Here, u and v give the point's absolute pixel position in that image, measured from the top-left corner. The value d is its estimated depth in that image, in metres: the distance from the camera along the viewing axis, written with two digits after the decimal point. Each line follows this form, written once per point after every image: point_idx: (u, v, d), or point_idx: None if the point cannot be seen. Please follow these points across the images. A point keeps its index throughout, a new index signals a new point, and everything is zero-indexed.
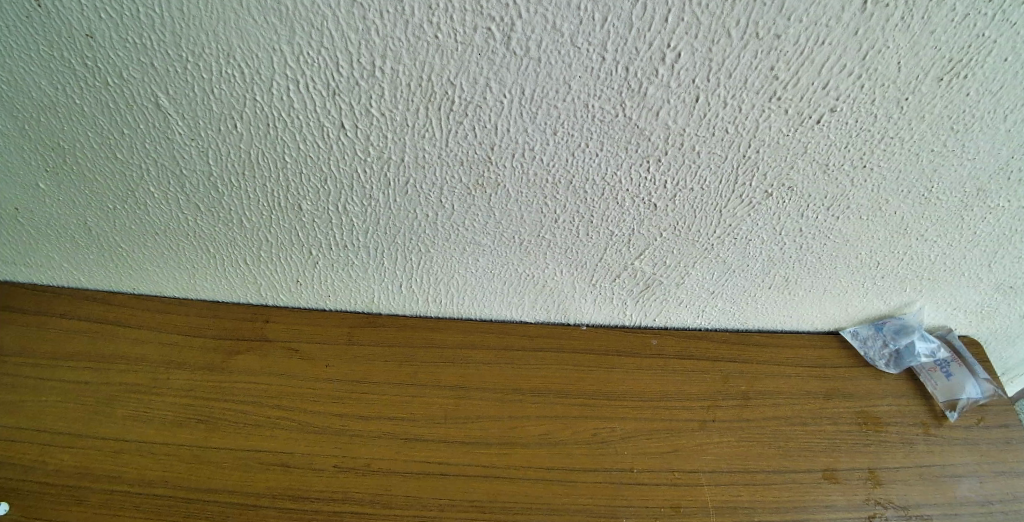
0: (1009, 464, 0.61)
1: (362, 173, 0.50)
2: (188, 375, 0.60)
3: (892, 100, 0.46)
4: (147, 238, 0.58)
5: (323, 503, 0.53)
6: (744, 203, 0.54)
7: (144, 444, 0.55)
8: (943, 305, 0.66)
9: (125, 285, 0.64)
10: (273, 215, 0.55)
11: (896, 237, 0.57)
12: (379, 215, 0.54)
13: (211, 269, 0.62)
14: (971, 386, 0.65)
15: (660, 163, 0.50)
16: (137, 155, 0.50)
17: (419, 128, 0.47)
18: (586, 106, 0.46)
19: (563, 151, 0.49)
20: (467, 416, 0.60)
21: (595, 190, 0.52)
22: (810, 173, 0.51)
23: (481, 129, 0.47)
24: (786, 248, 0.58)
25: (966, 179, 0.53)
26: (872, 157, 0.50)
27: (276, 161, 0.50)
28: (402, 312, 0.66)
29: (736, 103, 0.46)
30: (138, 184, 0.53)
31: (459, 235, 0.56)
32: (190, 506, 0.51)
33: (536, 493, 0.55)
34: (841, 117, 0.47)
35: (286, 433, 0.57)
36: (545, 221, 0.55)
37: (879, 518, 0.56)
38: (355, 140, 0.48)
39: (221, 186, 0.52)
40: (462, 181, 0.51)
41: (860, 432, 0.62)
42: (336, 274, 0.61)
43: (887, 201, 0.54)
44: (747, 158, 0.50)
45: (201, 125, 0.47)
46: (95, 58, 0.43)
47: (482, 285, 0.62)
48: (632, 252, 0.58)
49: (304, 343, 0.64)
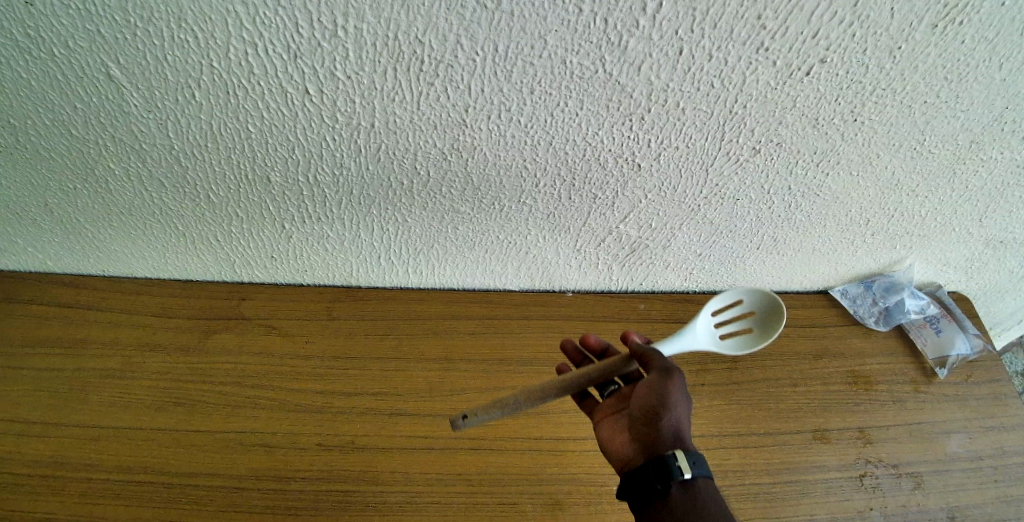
0: (998, 418, 0.62)
1: (332, 140, 0.48)
2: (164, 357, 0.59)
3: (883, 49, 0.44)
4: (111, 216, 0.56)
5: (309, 483, 0.52)
6: (731, 160, 0.52)
7: (120, 429, 0.54)
8: (933, 261, 0.65)
9: (95, 266, 0.62)
10: (241, 188, 0.52)
11: (887, 193, 0.56)
12: (353, 185, 0.52)
13: (182, 247, 0.60)
14: (960, 342, 0.65)
15: (644, 122, 0.48)
16: (92, 130, 0.47)
17: (389, 91, 0.44)
18: (564, 62, 0.43)
19: (542, 111, 0.47)
20: (454, 389, 0.59)
21: (577, 151, 0.50)
22: (798, 128, 0.49)
23: (454, 90, 0.45)
24: (774, 207, 0.57)
25: (959, 131, 0.51)
26: (863, 110, 0.48)
27: (240, 131, 0.47)
28: (383, 284, 0.65)
29: (722, 55, 0.44)
30: (96, 160, 0.50)
31: (437, 202, 0.54)
32: (171, 491, 0.51)
33: (525, 463, 0.55)
34: (831, 68, 0.45)
35: (268, 413, 0.56)
36: (526, 185, 0.53)
37: (869, 476, 0.56)
38: (321, 106, 0.45)
39: (184, 159, 0.50)
40: (437, 146, 0.49)
41: (849, 391, 0.62)
42: (312, 248, 0.59)
43: (877, 155, 0.52)
44: (734, 113, 0.48)
45: (157, 95, 0.45)
46: (36, 27, 0.40)
47: (464, 254, 0.61)
48: (617, 215, 0.57)
49: (284, 320, 0.62)
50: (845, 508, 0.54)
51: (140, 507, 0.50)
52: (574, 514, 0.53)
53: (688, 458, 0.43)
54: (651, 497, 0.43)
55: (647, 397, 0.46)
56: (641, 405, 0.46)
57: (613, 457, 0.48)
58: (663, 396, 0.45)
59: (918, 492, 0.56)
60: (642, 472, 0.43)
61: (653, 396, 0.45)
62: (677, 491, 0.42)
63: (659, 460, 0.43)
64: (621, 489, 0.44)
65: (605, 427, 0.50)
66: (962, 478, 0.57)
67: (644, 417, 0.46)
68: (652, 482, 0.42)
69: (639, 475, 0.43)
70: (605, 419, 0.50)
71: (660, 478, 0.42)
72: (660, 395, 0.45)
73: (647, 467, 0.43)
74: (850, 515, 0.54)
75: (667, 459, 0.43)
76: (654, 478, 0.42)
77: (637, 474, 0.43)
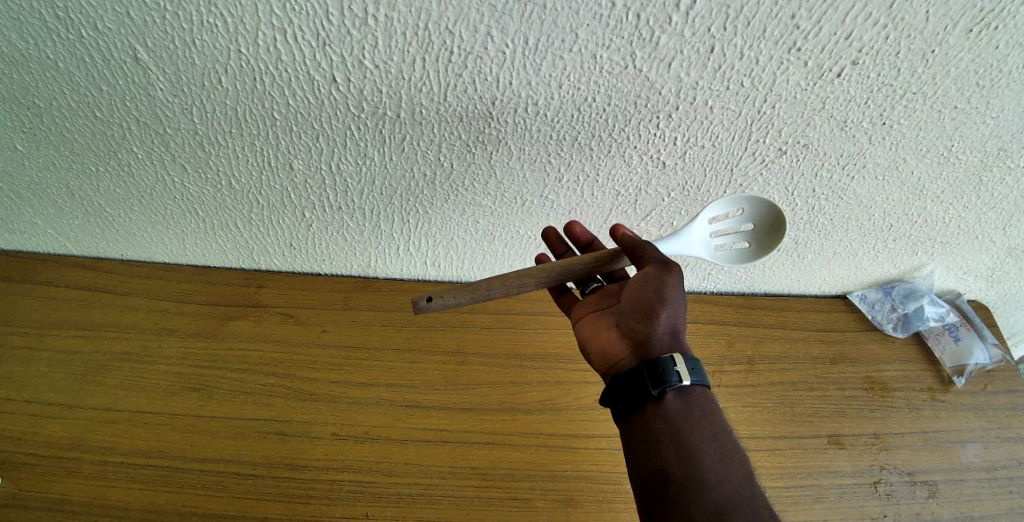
0: (1014, 429, 0.62)
1: (356, 129, 0.47)
2: (181, 343, 0.59)
3: (917, 52, 0.43)
4: (132, 200, 0.56)
5: (325, 472, 0.52)
6: (756, 161, 0.51)
7: (138, 414, 0.54)
8: (954, 268, 0.64)
9: (114, 250, 0.62)
10: (263, 174, 0.52)
11: (911, 198, 0.55)
12: (375, 175, 0.52)
13: (201, 233, 0.59)
14: (980, 350, 0.65)
15: (671, 119, 0.47)
16: (118, 113, 0.47)
17: (415, 81, 0.44)
18: (594, 57, 0.43)
19: (568, 106, 0.46)
20: (470, 382, 0.59)
21: (602, 147, 0.49)
22: (826, 130, 0.49)
23: (481, 82, 0.44)
24: (796, 209, 0.56)
25: (988, 138, 0.50)
26: (893, 114, 0.48)
27: (265, 118, 0.47)
28: (399, 275, 0.65)
29: (753, 54, 0.43)
30: (120, 143, 0.50)
31: (458, 195, 0.54)
32: (187, 476, 0.51)
33: (539, 459, 0.55)
34: (863, 70, 0.44)
35: (285, 401, 0.56)
36: (548, 180, 0.52)
37: (884, 482, 0.56)
38: (347, 95, 0.45)
39: (207, 144, 0.50)
40: (461, 138, 0.48)
41: (864, 397, 0.62)
42: (330, 237, 0.59)
43: (904, 160, 0.52)
44: (762, 113, 0.47)
45: (183, 80, 0.44)
46: (67, 9, 0.40)
47: (482, 248, 0.61)
48: (638, 213, 0.57)
49: (300, 309, 0.62)
50: (859, 513, 0.54)
51: (157, 491, 0.50)
52: (586, 512, 0.52)
53: (684, 363, 0.44)
54: (644, 401, 0.44)
55: (645, 283, 0.46)
56: (637, 296, 0.46)
57: (598, 344, 0.48)
58: (661, 297, 0.45)
59: (932, 501, 0.56)
60: (637, 373, 0.44)
61: (651, 287, 0.46)
62: (670, 396, 0.44)
63: (655, 362, 0.44)
64: (608, 392, 0.45)
65: (590, 320, 0.50)
66: (977, 488, 0.57)
67: (641, 302, 0.46)
68: (647, 387, 0.43)
69: (633, 378, 0.44)
70: (589, 318, 0.51)
71: (655, 381, 0.43)
72: (657, 287, 0.46)
73: (641, 367, 0.44)
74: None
75: (664, 362, 0.43)
76: (649, 381, 0.43)
77: (631, 376, 0.44)
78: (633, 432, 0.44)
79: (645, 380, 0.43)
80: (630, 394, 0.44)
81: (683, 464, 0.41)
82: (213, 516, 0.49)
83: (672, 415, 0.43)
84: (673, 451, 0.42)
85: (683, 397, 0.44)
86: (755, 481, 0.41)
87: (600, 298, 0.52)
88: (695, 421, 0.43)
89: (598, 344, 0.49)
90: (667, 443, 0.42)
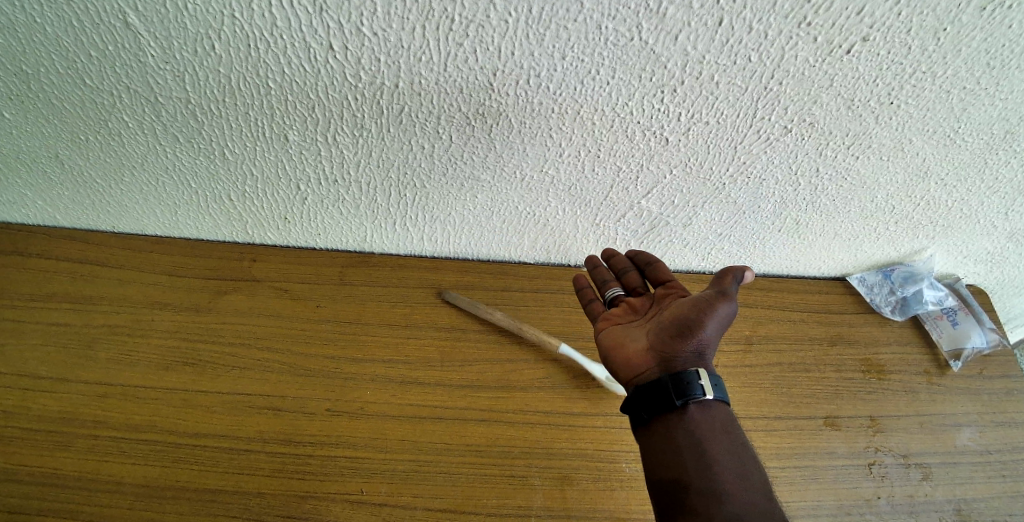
0: (1009, 414, 0.62)
1: (353, 99, 0.46)
2: (173, 317, 0.58)
3: (928, 30, 0.42)
4: (122, 170, 0.54)
5: (318, 447, 0.52)
6: (761, 139, 0.50)
7: (130, 387, 0.54)
8: (954, 252, 0.64)
9: (105, 222, 0.61)
10: (257, 145, 0.51)
11: (915, 180, 0.55)
12: (372, 147, 0.50)
13: (193, 205, 0.58)
14: (977, 335, 0.64)
15: (676, 94, 0.46)
16: (107, 81, 0.46)
17: (415, 50, 0.42)
18: (599, 27, 0.41)
19: (571, 78, 0.45)
20: (466, 358, 0.58)
21: (604, 121, 0.48)
22: (834, 108, 0.48)
23: (483, 51, 0.42)
24: (799, 189, 0.55)
25: (995, 120, 0.49)
26: (901, 93, 0.47)
27: (260, 87, 0.45)
28: (396, 250, 0.64)
29: (763, 27, 0.41)
30: (110, 112, 0.49)
31: (456, 169, 0.53)
32: (181, 451, 0.51)
33: (535, 437, 0.54)
34: (873, 47, 0.43)
35: (280, 376, 0.56)
36: (548, 155, 0.51)
37: (878, 464, 0.57)
38: (344, 63, 0.43)
39: (200, 114, 0.48)
40: (461, 110, 0.47)
41: (861, 379, 0.62)
42: (326, 211, 0.58)
43: (909, 141, 0.51)
44: (769, 90, 0.46)
45: (175, 45, 0.43)
46: None
47: (480, 224, 0.60)
48: (640, 190, 0.55)
49: (295, 284, 0.61)
50: (852, 494, 0.55)
51: (149, 465, 0.50)
52: (582, 490, 0.52)
53: (709, 379, 0.44)
54: (666, 412, 0.44)
55: (690, 301, 0.46)
56: (676, 310, 0.46)
57: (623, 354, 0.48)
58: (703, 320, 0.45)
59: (926, 483, 0.56)
60: (662, 384, 0.44)
61: (696, 308, 0.45)
62: (693, 410, 0.44)
63: (681, 375, 0.44)
64: (631, 400, 0.45)
65: (615, 327, 0.50)
66: (970, 472, 0.58)
67: (681, 321, 0.46)
68: (671, 398, 0.43)
69: (658, 389, 0.44)
70: (610, 326, 0.50)
71: (680, 393, 0.43)
72: (703, 310, 0.45)
73: (665, 379, 0.44)
74: (856, 502, 0.54)
75: (687, 377, 0.44)
76: (673, 393, 0.44)
77: (655, 386, 0.44)
78: (652, 441, 0.44)
79: (669, 391, 0.44)
80: (652, 403, 0.44)
81: (702, 473, 0.41)
82: (207, 491, 0.49)
83: (694, 428, 0.43)
84: (693, 461, 0.42)
85: (706, 414, 0.44)
86: (774, 499, 0.41)
87: (629, 310, 0.51)
88: (717, 436, 0.43)
89: (622, 353, 0.48)
90: (688, 454, 0.42)
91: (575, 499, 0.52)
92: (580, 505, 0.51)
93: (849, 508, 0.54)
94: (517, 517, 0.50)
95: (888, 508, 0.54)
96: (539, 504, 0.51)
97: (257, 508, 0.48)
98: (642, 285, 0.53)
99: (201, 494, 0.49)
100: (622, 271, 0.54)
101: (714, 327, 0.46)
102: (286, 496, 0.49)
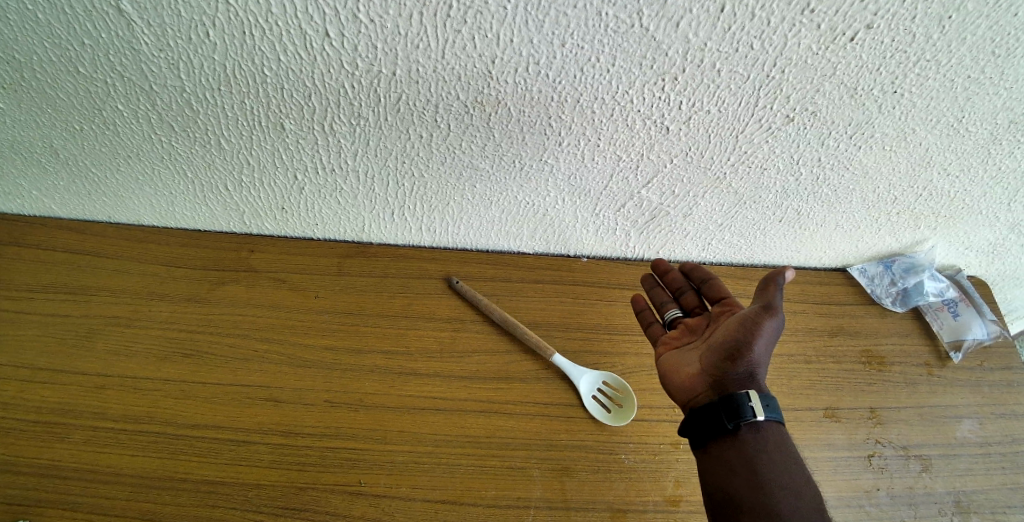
0: (1009, 405, 0.61)
1: (350, 88, 0.46)
2: (170, 308, 0.58)
3: (933, 17, 0.41)
4: (118, 160, 0.54)
5: (316, 439, 0.51)
6: (762, 128, 0.49)
7: (127, 379, 0.53)
8: (956, 243, 0.63)
9: (101, 213, 0.61)
10: (253, 134, 0.50)
11: (917, 170, 0.54)
12: (369, 136, 0.50)
13: (190, 195, 0.58)
14: (978, 327, 0.64)
15: (677, 82, 0.45)
16: (100, 69, 0.45)
17: (412, 37, 0.42)
18: (599, 14, 0.41)
19: (570, 66, 0.44)
20: (464, 349, 0.58)
21: (604, 110, 0.48)
22: (836, 97, 0.47)
23: (481, 38, 0.42)
24: (801, 178, 0.54)
25: (998, 111, 0.48)
26: (904, 82, 0.46)
27: (255, 75, 0.45)
28: (394, 241, 0.64)
29: (765, 14, 0.41)
30: (104, 101, 0.48)
31: (455, 158, 0.52)
32: (178, 442, 0.50)
33: (534, 429, 0.54)
34: (876, 35, 0.42)
35: (277, 367, 0.55)
36: (548, 144, 0.50)
37: (878, 456, 0.56)
38: (340, 51, 0.43)
39: (195, 103, 0.48)
40: (459, 98, 0.46)
41: (862, 370, 0.62)
42: (324, 201, 0.58)
43: (912, 130, 0.50)
44: (771, 78, 0.45)
45: (169, 32, 0.42)
46: None
47: (479, 214, 0.59)
48: (640, 180, 0.54)
49: (292, 274, 0.61)
50: (851, 486, 0.54)
51: (146, 457, 0.49)
52: (581, 481, 0.51)
53: (759, 400, 0.45)
54: (720, 435, 0.45)
55: (737, 323, 0.47)
56: (725, 332, 0.47)
57: (680, 378, 0.49)
58: (752, 337, 0.46)
59: (925, 475, 0.56)
60: (713, 407, 0.45)
61: (742, 328, 0.46)
62: (746, 431, 0.45)
63: (731, 398, 0.45)
64: (685, 422, 0.47)
65: (672, 351, 0.50)
66: (970, 463, 0.57)
67: (729, 341, 0.46)
68: (722, 420, 0.45)
69: (709, 412, 0.45)
70: (669, 350, 0.51)
71: (731, 416, 0.44)
72: (750, 327, 0.46)
73: (716, 402, 0.45)
74: (856, 494, 0.54)
75: (738, 398, 0.45)
76: (724, 416, 0.45)
77: (707, 409, 0.46)
78: (707, 461, 0.46)
79: (720, 414, 0.45)
80: (705, 424, 0.45)
81: (753, 493, 0.42)
82: (206, 483, 0.49)
83: (748, 448, 0.44)
84: (745, 481, 0.43)
85: (760, 434, 0.45)
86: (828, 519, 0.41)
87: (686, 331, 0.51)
88: (770, 456, 0.44)
89: (676, 376, 0.49)
90: (740, 473, 0.44)
91: (574, 490, 0.51)
92: (578, 496, 0.51)
93: (847, 500, 0.54)
94: (516, 508, 0.49)
95: (887, 500, 0.54)
96: (538, 495, 0.50)
97: (255, 500, 0.48)
98: (701, 305, 0.53)
99: (199, 486, 0.49)
100: (679, 290, 0.55)
101: (764, 345, 0.46)
102: (284, 487, 0.49)
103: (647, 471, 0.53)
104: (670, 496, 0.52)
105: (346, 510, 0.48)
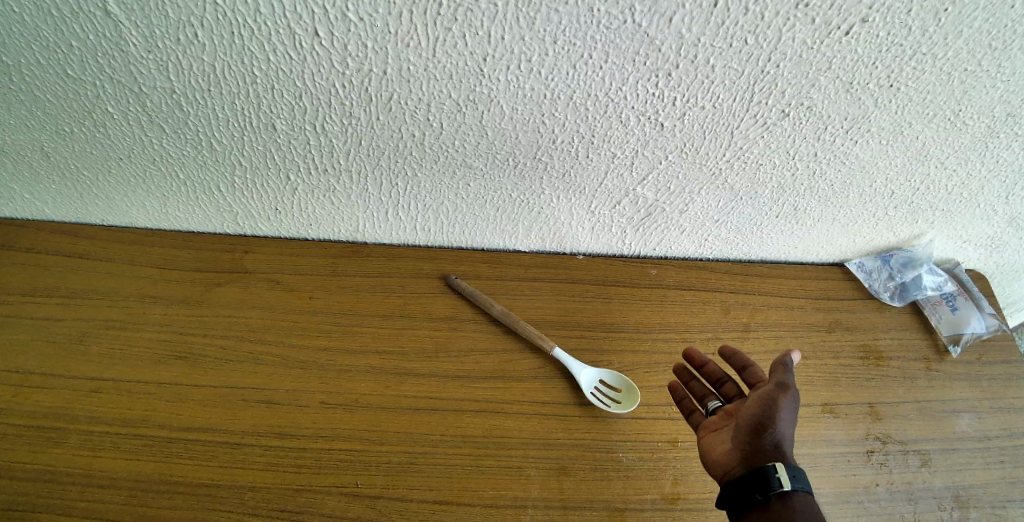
0: (1008, 399, 0.61)
1: (341, 87, 0.45)
2: (165, 310, 0.58)
3: (929, 10, 0.41)
4: (109, 163, 0.53)
5: (311, 440, 0.51)
6: (758, 123, 0.49)
7: (122, 382, 0.53)
8: (954, 237, 0.63)
9: (94, 216, 0.61)
10: (244, 135, 0.50)
11: (914, 164, 0.54)
12: (362, 136, 0.49)
13: (182, 197, 0.57)
14: (976, 320, 0.64)
15: (671, 78, 0.45)
16: (89, 71, 0.45)
17: (402, 35, 0.41)
18: (591, 10, 0.40)
19: (563, 63, 0.44)
20: (460, 348, 0.58)
21: (598, 107, 0.47)
22: (832, 91, 0.47)
23: (472, 36, 0.41)
24: (797, 173, 0.54)
25: (996, 103, 0.48)
26: (900, 75, 0.46)
27: (245, 75, 0.44)
28: (389, 240, 0.63)
29: (759, 9, 0.40)
30: (93, 104, 0.48)
31: (448, 157, 0.51)
32: (173, 445, 0.50)
33: (531, 427, 0.53)
34: (871, 28, 0.42)
35: (272, 369, 0.55)
36: (542, 141, 0.50)
37: (877, 452, 0.56)
38: (330, 50, 0.42)
39: (185, 104, 0.47)
40: (451, 96, 0.46)
41: (860, 365, 0.61)
42: (317, 201, 0.57)
43: (909, 125, 0.50)
44: (766, 73, 0.45)
45: (157, 33, 0.42)
46: None
47: (474, 212, 0.59)
48: (635, 177, 0.54)
49: (287, 275, 0.61)
50: (850, 482, 0.54)
51: (141, 460, 0.49)
52: (579, 480, 0.51)
53: (788, 471, 0.41)
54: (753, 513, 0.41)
55: (756, 398, 0.45)
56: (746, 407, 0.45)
57: (714, 468, 0.45)
58: (772, 412, 0.44)
59: (925, 470, 0.56)
60: (743, 483, 0.42)
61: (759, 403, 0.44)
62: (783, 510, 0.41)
63: (761, 473, 0.42)
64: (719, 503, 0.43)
65: (705, 438, 0.47)
66: (969, 457, 0.57)
67: (750, 418, 0.44)
68: (753, 494, 0.41)
69: (738, 488, 0.42)
70: (702, 433, 0.48)
71: (761, 489, 0.41)
72: (767, 403, 0.44)
73: (746, 478, 0.42)
74: (855, 490, 0.54)
75: (768, 469, 0.42)
76: (754, 490, 0.41)
77: (737, 487, 0.42)
78: None
79: (750, 488, 0.42)
80: (737, 503, 0.42)
81: None
82: (201, 485, 0.48)
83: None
84: None
85: (798, 511, 0.40)
86: None
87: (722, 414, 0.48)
88: None
89: (707, 459, 0.46)
90: None
91: (572, 489, 0.50)
92: (576, 495, 0.50)
93: (847, 496, 0.53)
94: (514, 508, 0.49)
95: (887, 495, 0.54)
96: (536, 495, 0.50)
97: (251, 502, 0.48)
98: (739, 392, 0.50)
99: (195, 489, 0.48)
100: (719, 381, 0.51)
101: (788, 421, 0.44)
102: (281, 489, 0.49)
103: (645, 469, 0.52)
104: (668, 493, 0.51)
105: (343, 511, 0.48)
